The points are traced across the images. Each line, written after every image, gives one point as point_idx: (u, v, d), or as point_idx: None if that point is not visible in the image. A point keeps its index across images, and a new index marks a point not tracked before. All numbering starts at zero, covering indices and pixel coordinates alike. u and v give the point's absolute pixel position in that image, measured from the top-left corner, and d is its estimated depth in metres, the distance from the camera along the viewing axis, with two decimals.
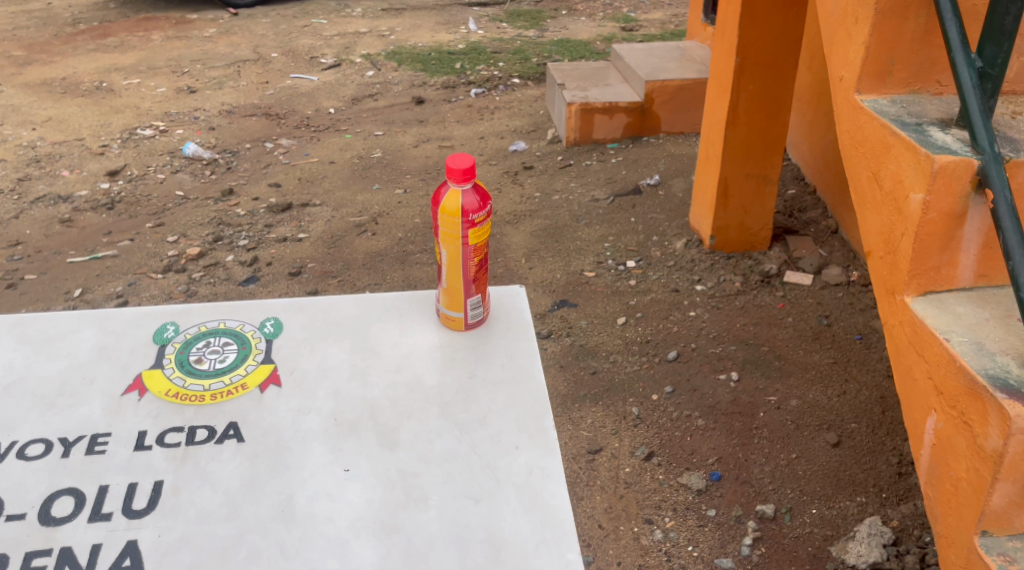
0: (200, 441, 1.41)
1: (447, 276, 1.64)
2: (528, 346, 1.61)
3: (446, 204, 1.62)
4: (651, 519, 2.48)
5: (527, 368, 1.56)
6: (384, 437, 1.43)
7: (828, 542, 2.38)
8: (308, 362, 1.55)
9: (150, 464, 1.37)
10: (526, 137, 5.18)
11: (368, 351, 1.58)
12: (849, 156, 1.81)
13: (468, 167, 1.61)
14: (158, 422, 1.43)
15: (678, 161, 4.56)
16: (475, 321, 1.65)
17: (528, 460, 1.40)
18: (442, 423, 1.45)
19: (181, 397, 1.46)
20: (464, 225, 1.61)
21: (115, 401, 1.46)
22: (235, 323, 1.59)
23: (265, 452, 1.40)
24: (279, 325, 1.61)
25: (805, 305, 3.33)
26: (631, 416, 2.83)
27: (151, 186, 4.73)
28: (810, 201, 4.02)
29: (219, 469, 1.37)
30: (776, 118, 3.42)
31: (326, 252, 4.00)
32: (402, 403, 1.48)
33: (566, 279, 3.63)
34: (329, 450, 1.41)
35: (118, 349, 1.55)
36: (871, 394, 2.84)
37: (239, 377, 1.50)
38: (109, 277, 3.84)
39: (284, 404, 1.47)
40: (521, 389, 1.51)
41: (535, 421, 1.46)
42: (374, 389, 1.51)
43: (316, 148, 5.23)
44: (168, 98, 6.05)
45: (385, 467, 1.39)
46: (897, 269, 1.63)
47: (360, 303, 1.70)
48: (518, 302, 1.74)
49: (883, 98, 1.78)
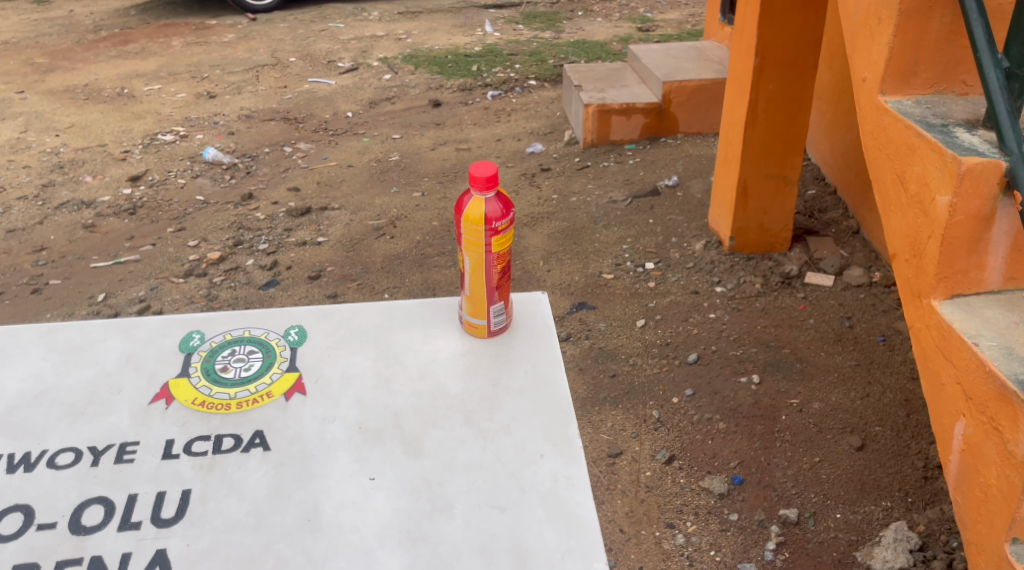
0: (226, 449, 1.41)
1: (471, 283, 1.63)
2: (551, 353, 1.61)
3: (469, 212, 1.62)
4: (673, 523, 2.47)
5: (551, 375, 1.56)
6: (408, 445, 1.43)
7: (853, 547, 2.35)
8: (331, 369, 1.55)
9: (177, 473, 1.38)
10: (543, 139, 5.17)
11: (391, 359, 1.58)
12: (873, 157, 1.79)
13: (491, 174, 1.61)
14: (185, 431, 1.44)
15: (697, 162, 4.54)
16: (498, 328, 1.65)
17: (553, 469, 1.39)
18: (467, 431, 1.45)
19: (207, 405, 1.47)
20: (488, 232, 1.61)
21: (142, 409, 1.47)
22: (260, 331, 1.60)
23: (290, 461, 1.40)
24: (303, 333, 1.61)
25: (827, 306, 3.30)
26: (652, 419, 2.82)
27: (171, 191, 4.77)
28: (831, 202, 3.99)
29: (246, 478, 1.38)
30: (796, 118, 3.40)
31: (345, 256, 4.01)
32: (426, 411, 1.48)
33: (585, 281, 3.62)
34: (354, 459, 1.41)
35: (145, 357, 1.57)
36: (896, 397, 2.82)
37: (264, 386, 1.51)
38: (132, 282, 3.87)
39: (308, 412, 1.47)
40: (544, 396, 1.51)
41: (559, 429, 1.45)
42: (397, 397, 1.51)
43: (334, 152, 5.25)
44: (188, 104, 6.10)
45: (410, 476, 1.39)
46: (923, 272, 1.61)
47: (382, 310, 1.70)
48: (540, 308, 1.74)
49: (907, 99, 1.76)
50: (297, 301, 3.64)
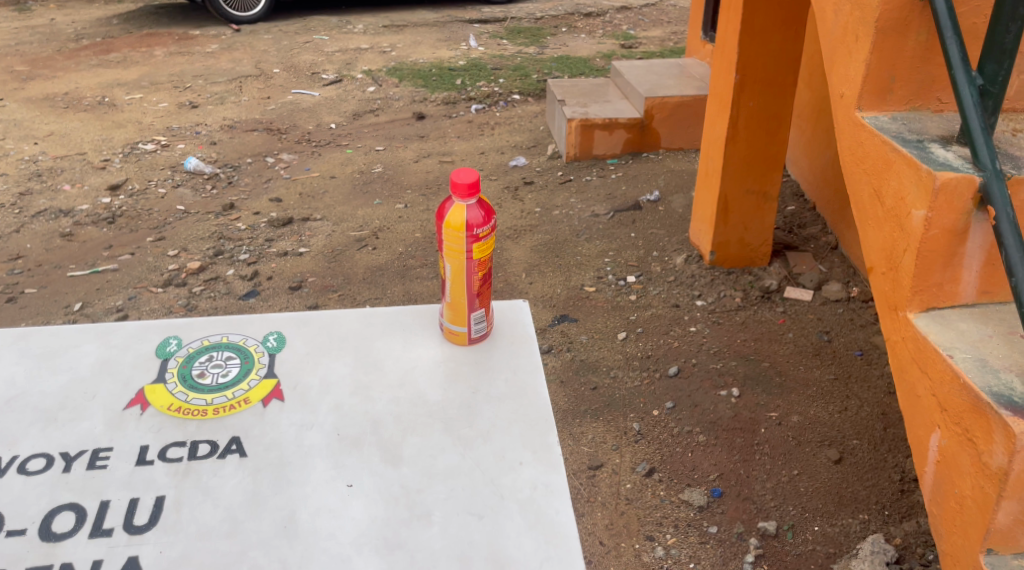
0: (202, 456, 1.40)
1: (451, 290, 1.63)
2: (532, 361, 1.61)
3: (450, 219, 1.61)
4: (653, 536, 2.47)
5: (531, 384, 1.56)
6: (387, 452, 1.42)
7: (831, 559, 2.34)
8: (310, 377, 1.54)
9: (151, 479, 1.37)
10: (526, 153, 5.19)
11: (371, 366, 1.58)
12: (850, 172, 1.81)
13: (473, 181, 1.61)
14: (160, 437, 1.42)
15: (678, 177, 4.57)
16: (479, 335, 1.65)
17: (533, 476, 1.39)
18: (445, 438, 1.45)
19: (183, 411, 1.46)
20: (469, 239, 1.60)
21: (116, 415, 1.46)
22: (238, 337, 1.59)
23: (267, 467, 1.39)
24: (282, 339, 1.61)
25: (806, 321, 3.34)
26: (632, 431, 2.83)
27: (152, 201, 4.75)
28: (810, 217, 4.03)
29: (221, 485, 1.36)
30: (775, 135, 3.44)
31: (327, 267, 3.99)
32: (405, 418, 1.48)
33: (567, 293, 3.64)
34: (331, 466, 1.40)
35: (121, 362, 1.55)
36: (873, 411, 2.83)
37: (242, 392, 1.50)
38: (109, 292, 3.84)
39: (287, 419, 1.46)
40: (525, 403, 1.51)
41: (539, 436, 1.45)
42: (376, 404, 1.50)
43: (316, 163, 5.24)
44: (170, 113, 6.08)
45: (388, 483, 1.38)
46: (899, 286, 1.62)
47: (364, 318, 1.69)
48: (521, 315, 1.74)
49: (884, 115, 1.78)
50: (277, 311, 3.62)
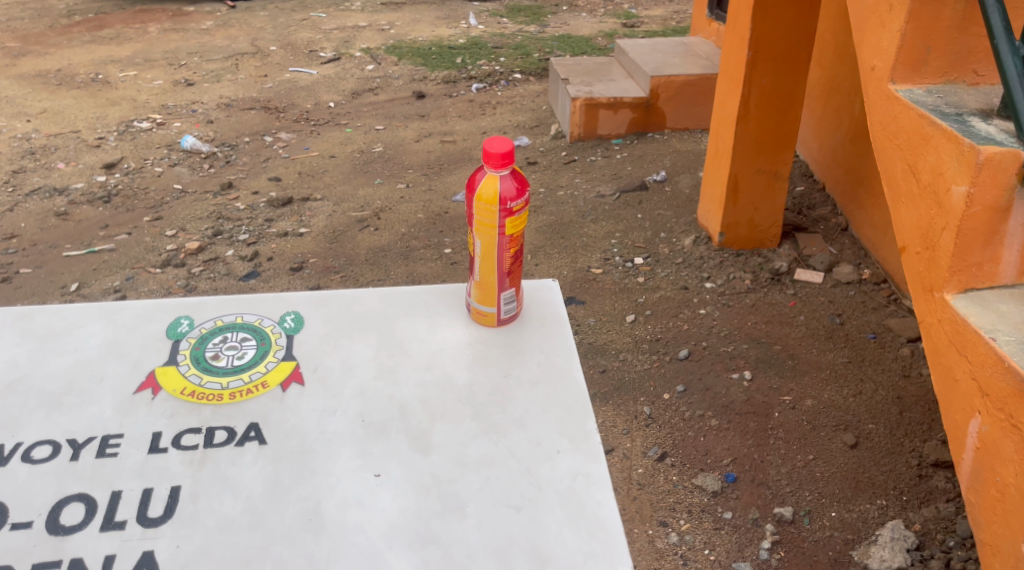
0: (219, 443, 1.34)
1: (481, 268, 1.55)
2: (566, 343, 1.55)
3: (482, 191, 1.52)
4: (666, 521, 2.42)
5: (565, 368, 1.49)
6: (416, 440, 1.36)
7: (849, 546, 2.29)
8: (329, 359, 1.48)
9: (166, 469, 1.31)
10: (529, 133, 5.11)
11: (395, 349, 1.51)
12: (882, 148, 1.75)
13: (507, 151, 1.51)
14: (173, 423, 1.36)
15: (685, 157, 4.50)
16: (508, 316, 1.58)
17: (572, 466, 1.33)
18: (476, 426, 1.39)
19: (197, 395, 1.40)
20: (501, 213, 1.51)
21: (126, 400, 1.39)
22: (253, 317, 1.52)
23: (289, 456, 1.33)
24: (299, 319, 1.54)
25: (817, 303, 3.30)
26: (643, 415, 2.78)
27: (148, 179, 4.67)
28: (820, 198, 3.98)
29: (241, 474, 1.30)
30: (788, 113, 3.37)
31: (328, 247, 3.92)
32: (433, 403, 1.42)
33: (573, 275, 3.57)
34: (357, 455, 1.34)
35: (129, 343, 1.48)
36: (888, 395, 2.78)
37: (259, 375, 1.43)
38: (106, 272, 3.77)
39: (307, 404, 1.40)
40: (560, 388, 1.45)
41: (577, 424, 1.39)
42: (402, 388, 1.44)
43: (316, 143, 5.16)
44: (165, 91, 5.98)
45: (417, 473, 1.32)
46: (936, 265, 1.57)
47: (382, 297, 1.63)
48: (551, 295, 1.67)
49: (918, 88, 1.72)
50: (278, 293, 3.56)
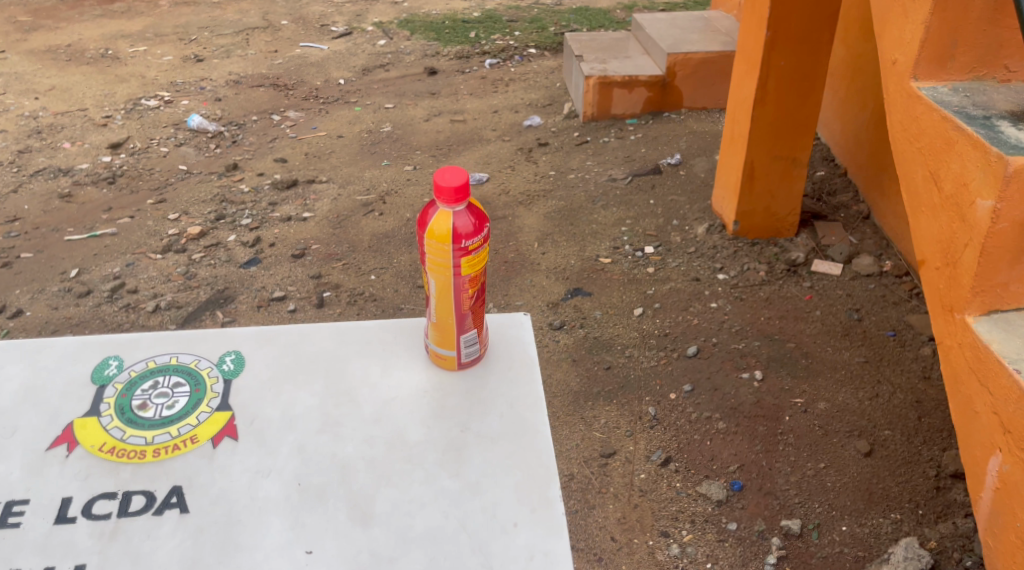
0: (135, 511, 1.28)
1: (437, 310, 1.46)
2: (534, 389, 1.46)
3: (434, 227, 1.42)
4: (668, 531, 2.33)
5: (530, 420, 1.41)
6: (357, 509, 1.29)
7: (860, 564, 2.19)
8: (270, 409, 1.41)
9: (71, 543, 1.25)
10: (542, 112, 4.97)
11: (343, 396, 1.44)
12: (902, 150, 1.62)
13: (460, 185, 1.40)
14: (86, 487, 1.30)
15: (701, 139, 4.34)
16: (469, 359, 1.50)
17: (528, 542, 1.26)
18: (425, 491, 1.31)
19: (118, 453, 1.33)
20: (456, 252, 1.41)
21: (38, 458, 1.34)
22: (190, 358, 1.45)
23: (211, 528, 1.27)
24: (239, 360, 1.47)
25: (835, 297, 3.16)
26: (647, 416, 2.68)
27: (153, 160, 4.59)
28: (840, 183, 3.81)
29: (155, 550, 1.24)
30: (808, 97, 3.22)
31: (331, 233, 3.82)
32: (380, 464, 1.35)
33: (581, 265, 3.46)
34: (289, 525, 1.28)
35: (49, 390, 1.42)
36: (906, 398, 2.66)
37: (188, 428, 1.36)
38: (107, 257, 3.70)
39: (239, 463, 1.34)
40: (523, 447, 1.37)
41: (539, 490, 1.32)
42: (346, 445, 1.37)
43: (324, 121, 5.05)
44: (174, 67, 5.89)
45: (354, 549, 1.25)
46: (957, 284, 1.45)
47: (334, 334, 1.55)
48: (521, 332, 1.58)
49: (943, 85, 1.59)
50: (278, 282, 3.47)
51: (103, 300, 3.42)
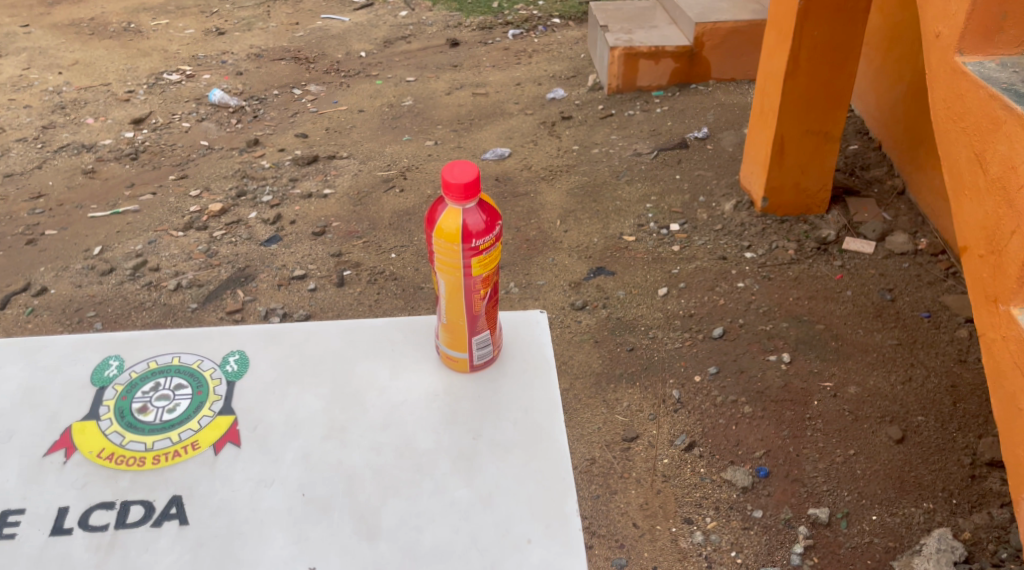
0: (134, 522, 1.27)
1: (448, 311, 1.42)
2: (551, 394, 1.43)
3: (443, 224, 1.36)
4: (691, 518, 2.28)
5: (547, 428, 1.38)
6: (362, 523, 1.27)
7: (890, 555, 2.13)
8: (275, 412, 1.39)
9: (67, 555, 1.24)
10: (566, 84, 4.87)
11: (349, 401, 1.41)
12: (945, 130, 1.56)
13: (470, 182, 1.34)
14: (83, 496, 1.29)
15: (729, 112, 4.23)
16: (482, 361, 1.46)
17: (543, 559, 1.24)
18: (435, 504, 1.29)
19: (117, 459, 1.32)
20: (466, 252, 1.35)
21: (35, 464, 1.32)
22: (192, 358, 1.44)
23: (211, 541, 1.25)
24: (243, 360, 1.45)
25: (866, 276, 3.07)
26: (671, 399, 2.62)
27: (175, 135, 4.57)
28: (874, 158, 3.69)
29: (153, 564, 1.23)
30: (842, 69, 3.11)
31: (352, 210, 3.78)
32: (387, 475, 1.32)
33: (604, 243, 3.39)
34: (292, 540, 1.26)
35: (48, 392, 1.40)
36: (941, 382, 2.59)
37: (190, 434, 1.35)
38: (129, 234, 3.69)
39: (240, 472, 1.32)
40: (538, 457, 1.34)
41: (554, 505, 1.29)
42: (352, 454, 1.35)
43: (345, 95, 4.99)
44: (196, 40, 5.85)
45: (360, 565, 1.23)
46: (1002, 273, 1.39)
47: (341, 332, 1.52)
48: (538, 331, 1.54)
49: (990, 60, 1.52)
50: (299, 260, 3.44)
51: (125, 278, 3.41)
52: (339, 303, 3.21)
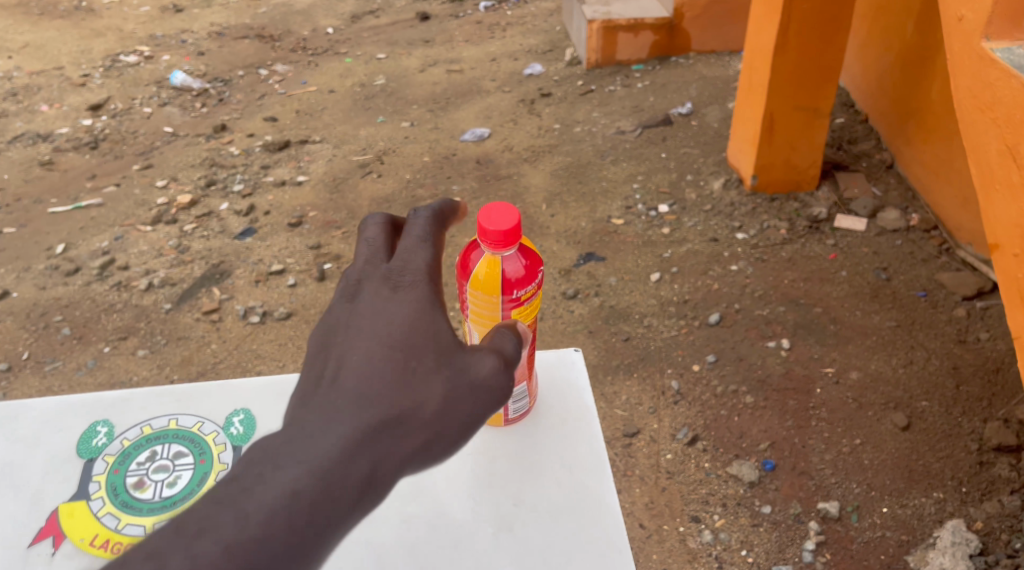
0: None
1: None
2: (592, 451, 1.46)
3: (487, 272, 1.45)
4: (699, 517, 2.24)
5: (591, 492, 1.40)
6: None
7: (904, 549, 2.11)
8: None
9: None
10: (542, 59, 4.73)
11: None
12: (970, 120, 1.47)
13: (512, 232, 1.42)
14: None
15: (712, 85, 4.13)
16: (517, 415, 1.49)
17: None
18: None
19: (115, 542, 1.33)
20: (508, 298, 1.45)
21: (29, 548, 1.33)
22: (192, 425, 1.44)
23: None
24: (249, 422, 1.45)
25: (860, 255, 3.01)
26: (671, 391, 2.55)
27: (136, 122, 4.37)
28: (862, 130, 3.62)
29: None
30: (832, 43, 3.01)
31: (328, 198, 3.64)
32: (435, 554, 1.34)
33: (592, 227, 3.29)
34: None
35: (40, 468, 1.41)
36: (943, 364, 2.53)
37: None
38: (93, 230, 3.52)
39: None
40: (585, 522, 1.37)
41: None
42: (398, 529, 1.37)
43: (313, 75, 4.81)
44: (152, 19, 5.60)
45: None
46: None
47: None
48: (575, 375, 1.58)
49: (1019, 45, 1.43)
50: (276, 254, 3.31)
51: (92, 278, 3.26)
52: (320, 299, 3.09)
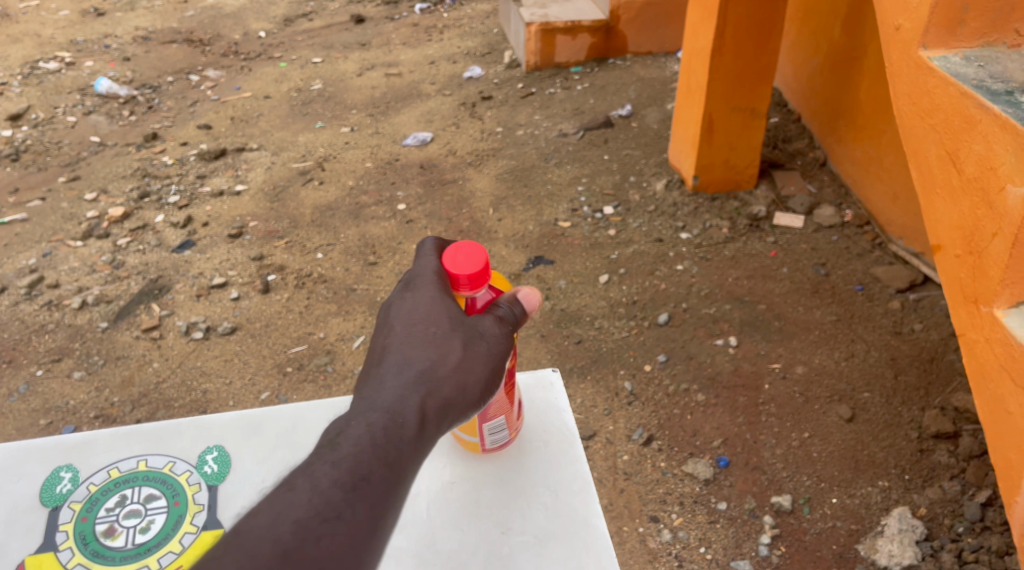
0: None
1: None
2: (575, 473, 1.46)
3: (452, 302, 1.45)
4: (657, 516, 2.27)
5: (576, 515, 1.41)
6: None
7: (854, 538, 2.18)
8: None
9: None
10: (481, 61, 4.73)
11: None
12: (911, 125, 1.57)
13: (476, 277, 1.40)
14: None
15: (650, 86, 4.18)
16: (494, 445, 1.48)
17: None
18: None
19: None
20: None
21: None
22: (163, 466, 1.41)
23: None
24: (223, 460, 1.42)
25: (800, 251, 3.09)
26: (625, 392, 2.58)
27: (60, 132, 4.22)
28: (795, 129, 3.71)
29: None
30: (766, 45, 3.08)
31: (269, 207, 3.58)
32: None
33: (539, 231, 3.31)
34: None
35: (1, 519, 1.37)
36: (882, 355, 2.61)
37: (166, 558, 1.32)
38: (20, 247, 3.39)
39: None
40: (574, 547, 1.37)
41: None
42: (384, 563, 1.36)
43: (247, 80, 4.71)
44: (73, 24, 5.41)
45: None
46: (984, 276, 1.41)
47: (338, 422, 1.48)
48: (554, 395, 1.59)
49: (954, 54, 1.54)
50: (216, 266, 3.23)
51: (21, 298, 3.14)
52: (265, 312, 3.04)
